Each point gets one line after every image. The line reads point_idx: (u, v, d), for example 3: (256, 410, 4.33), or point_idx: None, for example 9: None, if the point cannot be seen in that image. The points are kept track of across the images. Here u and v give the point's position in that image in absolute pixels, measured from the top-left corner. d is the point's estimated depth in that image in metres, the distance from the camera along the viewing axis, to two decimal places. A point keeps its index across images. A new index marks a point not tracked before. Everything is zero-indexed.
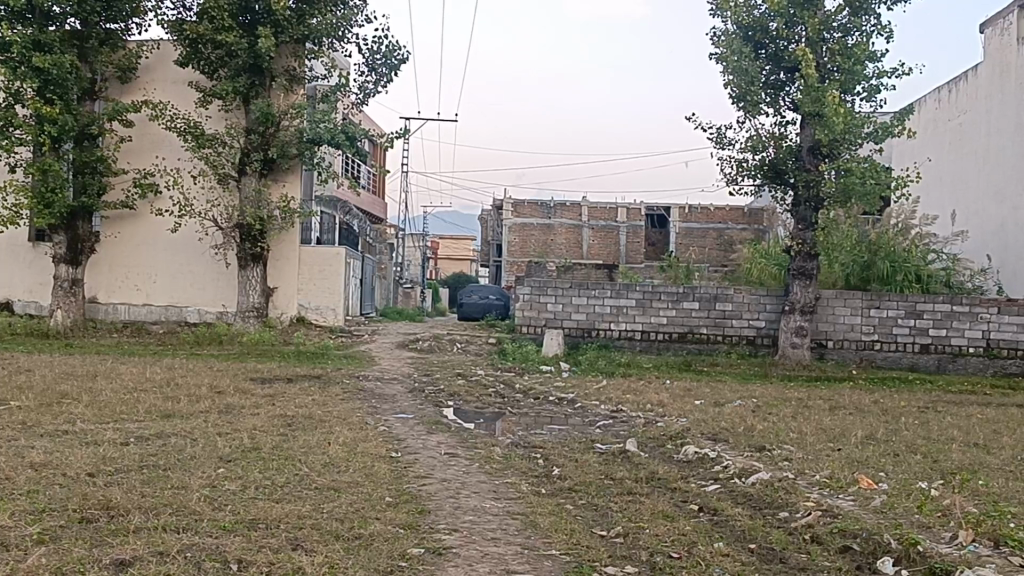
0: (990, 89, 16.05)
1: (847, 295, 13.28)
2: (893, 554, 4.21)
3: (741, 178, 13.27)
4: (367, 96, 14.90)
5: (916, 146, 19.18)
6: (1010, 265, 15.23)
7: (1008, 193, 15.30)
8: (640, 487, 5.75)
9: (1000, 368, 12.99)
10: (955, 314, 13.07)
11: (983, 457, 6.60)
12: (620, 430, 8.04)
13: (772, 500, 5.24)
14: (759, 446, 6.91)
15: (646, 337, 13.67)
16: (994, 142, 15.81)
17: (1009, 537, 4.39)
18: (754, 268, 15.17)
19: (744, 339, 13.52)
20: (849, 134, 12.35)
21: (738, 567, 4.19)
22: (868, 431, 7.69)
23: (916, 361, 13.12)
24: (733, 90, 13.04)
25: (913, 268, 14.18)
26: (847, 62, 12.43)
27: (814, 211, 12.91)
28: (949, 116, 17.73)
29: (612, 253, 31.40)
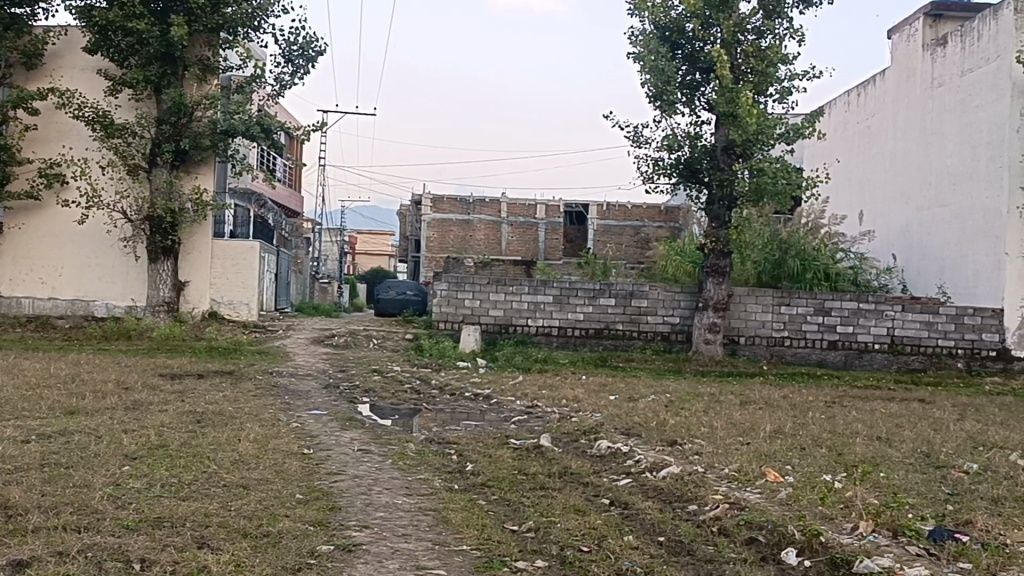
0: (896, 93, 16.53)
1: (759, 292, 13.52)
2: (797, 545, 4.31)
3: (656, 177, 13.41)
4: (284, 88, 14.68)
5: (826, 148, 19.66)
6: (914, 264, 15.70)
7: (913, 194, 15.78)
8: (552, 482, 5.78)
9: (904, 364, 13.34)
10: (862, 311, 13.41)
11: (885, 449, 6.80)
12: (534, 425, 8.07)
13: (682, 493, 5.31)
14: (671, 440, 7.01)
15: (563, 333, 13.73)
16: (901, 145, 16.27)
17: (907, 527, 4.53)
18: (669, 266, 15.38)
19: (659, 335, 13.69)
20: (762, 135, 12.61)
21: (647, 560, 4.24)
22: (776, 425, 7.86)
23: (824, 356, 13.46)
24: (649, 90, 13.19)
25: (822, 267, 14.52)
26: (760, 64, 12.67)
27: (727, 209, 13.14)
28: (857, 118, 18.20)
29: (530, 250, 31.52)
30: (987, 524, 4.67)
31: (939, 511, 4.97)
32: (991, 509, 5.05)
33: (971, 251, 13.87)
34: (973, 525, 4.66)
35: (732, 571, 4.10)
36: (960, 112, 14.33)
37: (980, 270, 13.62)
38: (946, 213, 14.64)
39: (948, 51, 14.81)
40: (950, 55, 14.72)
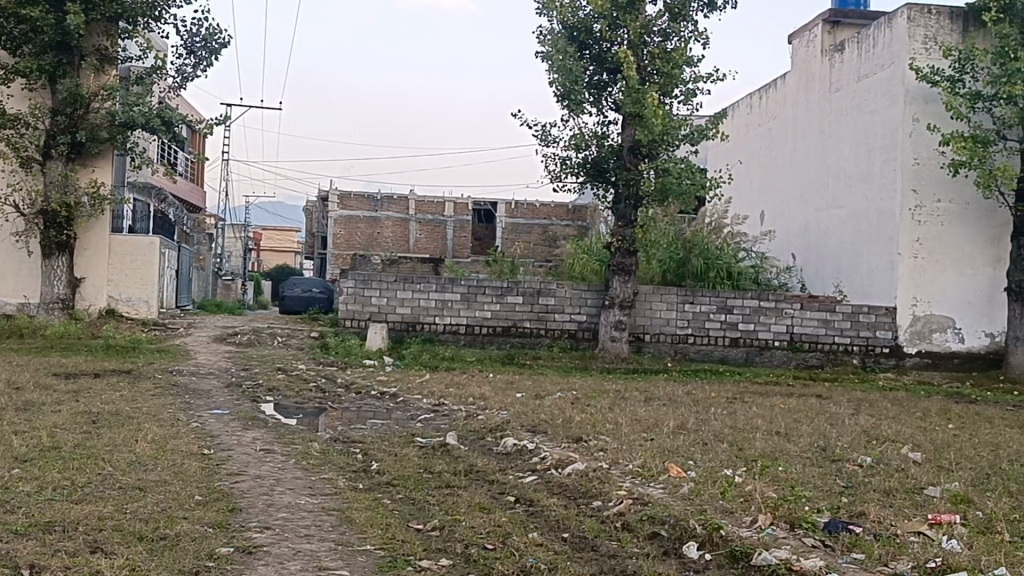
0: (796, 97, 16.95)
1: (664, 291, 13.72)
2: (698, 539, 4.38)
3: (564, 176, 13.47)
4: (186, 80, 14.33)
5: (729, 149, 20.06)
6: (812, 263, 16.12)
7: (812, 195, 16.19)
8: (458, 480, 5.77)
9: (803, 360, 13.72)
10: (763, 309, 13.73)
11: (784, 444, 6.98)
12: (441, 423, 8.05)
13: (587, 490, 5.35)
14: (576, 437, 7.06)
15: (471, 331, 13.73)
16: (800, 147, 16.69)
17: (804, 520, 4.64)
18: (576, 264, 15.49)
19: (566, 333, 13.80)
20: (667, 136, 12.81)
21: (551, 556, 4.25)
22: (679, 420, 7.99)
23: (726, 354, 13.74)
24: (557, 89, 13.26)
25: (725, 265, 14.78)
26: (665, 66, 12.88)
27: (633, 209, 13.30)
28: (759, 121, 18.63)
29: (439, 247, 31.49)
30: (879, 515, 4.81)
31: (835, 503, 5.11)
32: (883, 501, 5.21)
33: (867, 251, 14.27)
34: (867, 517, 4.80)
35: (636, 565, 4.14)
36: (857, 115, 14.76)
37: (875, 269, 14.02)
38: (843, 214, 15.05)
39: (846, 57, 15.24)
40: (847, 61, 15.16)
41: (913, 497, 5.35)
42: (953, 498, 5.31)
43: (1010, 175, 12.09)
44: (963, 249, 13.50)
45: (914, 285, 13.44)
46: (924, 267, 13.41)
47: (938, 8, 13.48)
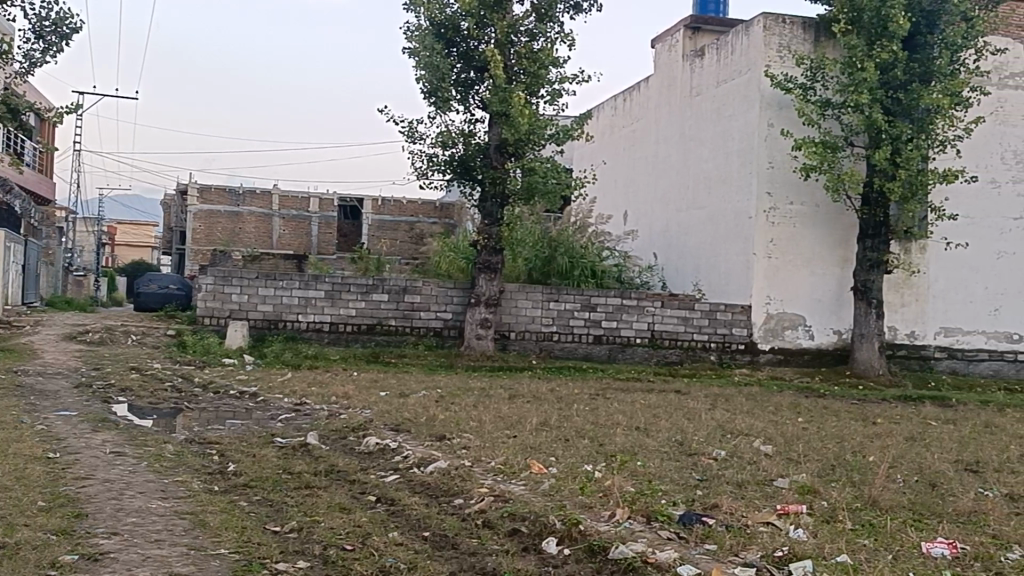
0: (659, 100, 17.35)
1: (529, 289, 13.84)
2: (557, 534, 4.43)
3: (430, 173, 13.41)
4: (34, 66, 13.63)
5: (594, 150, 20.38)
6: (673, 262, 16.53)
7: (673, 197, 16.60)
8: (317, 480, 5.67)
9: (663, 357, 14.03)
10: (625, 307, 13.98)
11: (642, 439, 7.12)
12: (302, 422, 7.91)
13: (448, 488, 5.35)
14: (439, 435, 7.03)
15: (335, 329, 13.53)
16: (662, 148, 17.11)
17: (659, 513, 4.75)
18: (443, 261, 15.48)
19: (431, 331, 13.77)
20: (533, 135, 12.95)
21: (411, 556, 4.23)
22: (542, 417, 8.07)
23: (589, 351, 13.94)
24: (424, 86, 13.19)
25: (589, 264, 15.02)
26: (532, 66, 13.00)
27: (499, 207, 13.38)
28: (622, 123, 18.99)
29: (303, 243, 30.98)
30: (731, 507, 4.96)
31: (689, 496, 5.25)
32: (735, 493, 5.39)
33: (724, 251, 14.74)
34: (720, 508, 4.95)
35: (496, 562, 4.14)
36: (716, 119, 15.22)
37: (731, 269, 14.49)
38: (702, 215, 15.50)
39: (705, 62, 15.68)
40: (707, 66, 15.60)
41: (763, 489, 5.55)
42: (800, 489, 5.53)
43: (856, 180, 12.70)
44: (813, 250, 14.11)
45: (768, 285, 13.95)
46: (778, 267, 13.95)
47: (792, 17, 14.04)
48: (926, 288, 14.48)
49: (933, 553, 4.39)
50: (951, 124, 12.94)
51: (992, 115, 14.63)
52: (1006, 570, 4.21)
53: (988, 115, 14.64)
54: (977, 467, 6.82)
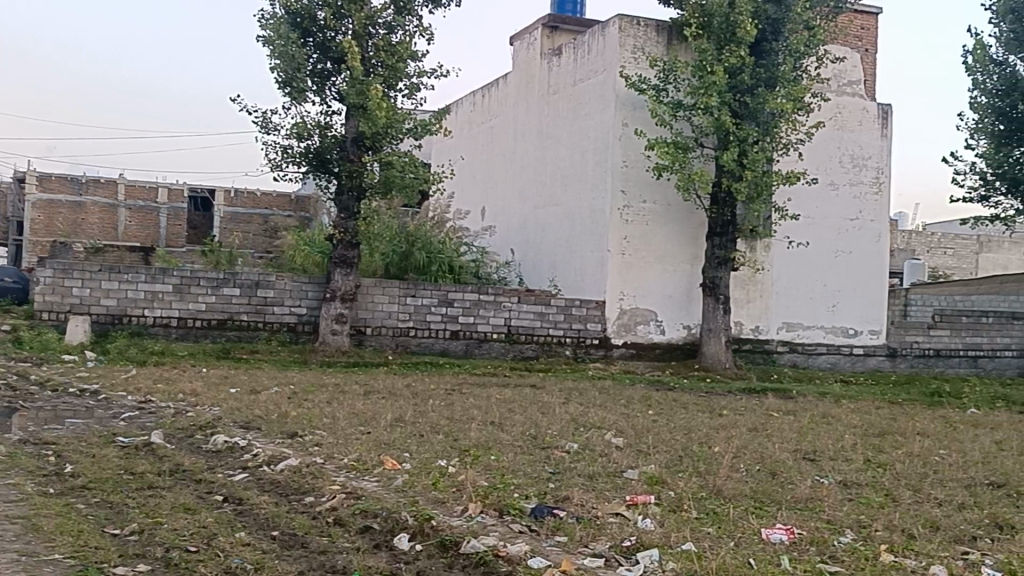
0: (517, 97, 17.47)
1: (385, 284, 13.67)
2: (409, 530, 4.41)
3: (285, 165, 13.13)
4: None
5: (453, 145, 20.37)
6: (530, 258, 16.68)
7: (530, 193, 16.77)
8: (161, 480, 5.48)
9: (519, 352, 14.06)
10: (482, 302, 13.96)
11: (497, 433, 7.15)
12: (146, 421, 7.60)
13: (299, 486, 5.23)
14: (291, 432, 6.90)
15: (183, 324, 13.09)
16: (520, 144, 17.26)
17: (512, 507, 4.78)
18: (297, 256, 15.21)
19: (284, 327, 13.49)
20: (391, 128, 12.87)
21: (258, 556, 4.13)
22: (397, 413, 8.00)
23: (446, 346, 13.86)
24: (278, 75, 12.89)
25: (446, 259, 14.99)
26: (390, 59, 12.91)
27: (356, 200, 13.22)
28: (481, 118, 19.06)
29: (150, 236, 29.90)
30: (582, 499, 5.04)
31: (541, 489, 5.31)
32: (586, 485, 5.48)
33: (579, 247, 14.98)
34: (571, 501, 5.02)
35: (346, 561, 4.08)
36: (572, 118, 15.45)
37: (586, 265, 14.75)
38: (558, 212, 15.70)
39: (562, 61, 15.90)
40: (564, 65, 15.80)
41: (613, 480, 5.66)
42: (649, 480, 5.67)
43: (705, 180, 13.13)
44: (664, 247, 14.49)
45: (621, 281, 14.27)
46: (631, 264, 14.28)
47: (646, 20, 14.37)
48: (770, 285, 15.08)
49: (772, 538, 4.57)
50: (794, 128, 13.52)
51: (832, 120, 15.33)
52: (839, 553, 4.43)
53: (828, 120, 15.33)
54: (814, 455, 7.14)
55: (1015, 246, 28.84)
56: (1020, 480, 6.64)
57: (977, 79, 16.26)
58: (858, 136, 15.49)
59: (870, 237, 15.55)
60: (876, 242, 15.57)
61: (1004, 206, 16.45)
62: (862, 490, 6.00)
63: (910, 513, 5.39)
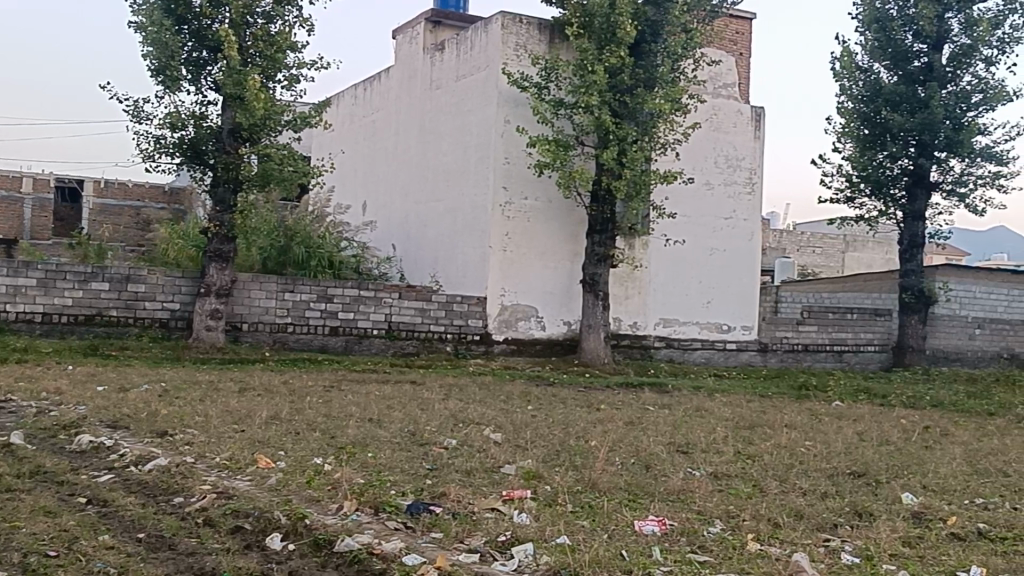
0: (399, 92, 17.36)
1: (263, 279, 13.34)
2: (282, 530, 4.33)
3: (158, 156, 12.73)
4: None
5: (334, 139, 20.10)
6: (411, 254, 16.59)
7: (412, 189, 16.68)
8: (21, 482, 5.24)
9: (399, 348, 13.97)
10: (362, 298, 13.82)
11: (374, 430, 7.09)
12: (5, 421, 7.26)
13: (168, 486, 5.08)
14: (161, 431, 6.69)
15: (49, 320, 12.56)
16: (402, 139, 17.14)
17: (387, 504, 4.74)
18: (171, 249, 14.77)
19: (157, 322, 13.09)
20: (269, 120, 12.63)
21: (122, 559, 3.99)
22: (272, 410, 7.86)
23: (325, 342, 13.65)
24: (151, 63, 12.49)
25: (326, 254, 14.80)
26: (268, 49, 12.67)
27: (232, 193, 12.92)
28: (362, 112, 18.86)
29: (13, 227, 28.59)
30: (459, 495, 5.04)
31: (418, 485, 5.29)
32: (463, 481, 5.49)
33: (461, 243, 14.98)
34: (447, 497, 5.01)
35: (215, 562, 3.99)
36: (454, 113, 15.43)
37: (468, 262, 14.76)
38: (440, 207, 15.67)
39: (445, 56, 15.86)
40: (447, 60, 15.78)
41: (490, 476, 5.68)
42: (525, 474, 5.71)
43: (586, 177, 13.30)
44: (544, 244, 14.64)
45: (503, 277, 14.34)
46: (512, 260, 14.37)
47: (528, 18, 14.47)
48: (647, 282, 15.38)
49: (644, 530, 4.66)
50: (671, 128, 13.82)
51: (708, 121, 15.73)
52: (708, 543, 4.54)
53: (704, 121, 15.71)
54: (687, 448, 7.32)
55: (878, 246, 30.19)
56: (878, 469, 6.95)
57: (844, 85, 16.93)
58: (732, 137, 15.93)
59: (743, 236, 16.01)
60: (748, 241, 16.06)
61: (868, 207, 17.14)
62: (731, 481, 6.18)
63: (776, 503, 5.58)
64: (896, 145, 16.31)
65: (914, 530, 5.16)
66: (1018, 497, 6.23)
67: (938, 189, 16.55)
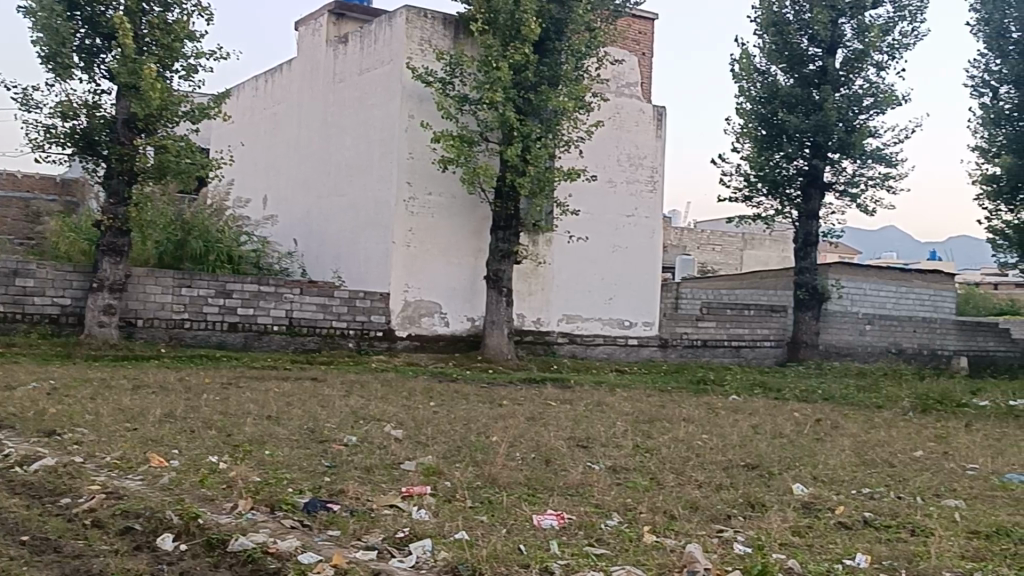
0: (301, 84, 17.11)
1: (158, 274, 12.95)
2: (174, 530, 4.24)
3: (47, 146, 12.30)
4: None
5: (234, 131, 19.70)
6: (313, 249, 16.38)
7: (314, 183, 16.47)
8: None
9: (300, 345, 13.75)
10: (262, 294, 13.55)
11: (272, 428, 6.99)
12: None
13: (54, 487, 4.92)
14: (48, 431, 6.46)
15: None
16: (305, 132, 16.90)
17: (284, 502, 4.68)
18: (62, 243, 14.29)
19: (46, 318, 12.62)
20: (165, 111, 12.33)
21: (3, 564, 3.84)
22: (166, 408, 7.67)
23: (223, 339, 13.34)
24: (41, 50, 12.06)
25: (225, 249, 14.50)
26: (165, 38, 12.36)
27: (127, 185, 12.57)
28: (263, 104, 18.52)
29: None
30: (357, 492, 5.01)
31: (316, 483, 5.23)
32: (362, 478, 5.45)
33: (363, 238, 14.87)
34: (346, 494, 4.97)
35: (104, 564, 3.88)
36: (358, 107, 15.28)
37: (370, 257, 14.65)
38: (343, 201, 15.52)
39: (348, 49, 15.70)
40: (350, 53, 15.61)
41: (390, 473, 5.65)
42: (425, 471, 5.70)
43: (490, 173, 13.33)
44: (448, 240, 14.65)
45: (406, 273, 14.29)
46: (415, 256, 14.33)
47: (432, 13, 14.43)
48: (550, 278, 15.48)
49: (543, 524, 4.69)
50: (574, 126, 13.95)
51: (610, 120, 15.91)
52: (605, 536, 4.60)
53: (607, 119, 15.89)
54: (586, 442, 7.39)
55: (775, 244, 31.02)
56: (771, 461, 7.14)
57: (743, 87, 17.32)
58: (634, 136, 16.15)
59: (644, 233, 16.26)
60: (649, 238, 16.31)
61: (765, 206, 17.58)
62: (630, 475, 6.27)
63: (673, 495, 5.68)
64: (791, 146, 16.75)
65: (804, 520, 5.31)
66: (903, 487, 6.47)
67: (831, 189, 17.05)
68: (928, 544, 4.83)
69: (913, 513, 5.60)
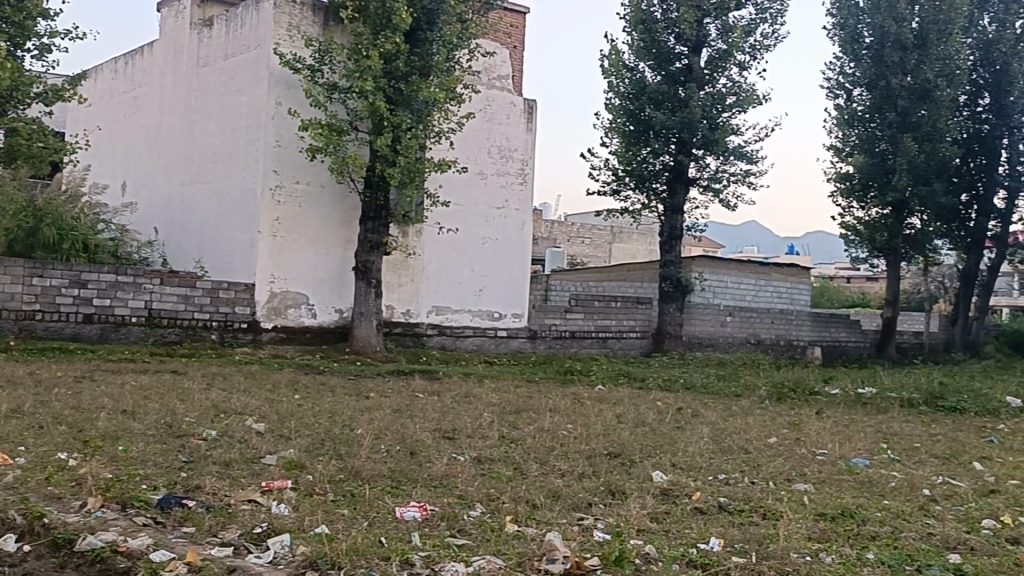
0: (163, 68, 16.55)
1: (7, 263, 12.27)
2: (17, 530, 4.06)
3: None
4: None
5: (91, 114, 18.91)
6: (175, 237, 15.91)
7: (176, 170, 15.98)
8: None
9: (161, 336, 13.27)
10: (119, 284, 13.02)
11: (127, 423, 6.76)
12: None
13: None
14: None
15: None
16: (167, 117, 16.36)
17: (137, 499, 4.54)
18: None
19: None
20: (16, 92, 11.76)
21: None
22: (14, 403, 7.33)
23: (78, 331, 12.79)
24: None
25: (80, 237, 13.90)
26: (16, 15, 11.78)
27: None
28: (123, 88, 17.85)
29: None
30: (214, 487, 4.90)
31: (172, 478, 5.09)
32: (220, 473, 5.33)
33: (228, 227, 14.53)
34: (202, 490, 4.86)
35: None
36: (223, 93, 14.88)
37: (235, 247, 14.33)
38: (206, 189, 15.12)
39: (213, 33, 15.26)
40: (215, 37, 15.19)
41: (250, 467, 5.55)
42: (287, 464, 5.62)
43: (359, 164, 13.20)
44: (315, 230, 14.46)
45: (272, 263, 14.04)
46: (281, 247, 14.09)
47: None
48: (420, 270, 15.43)
49: (405, 517, 4.69)
50: (444, 117, 13.94)
51: (481, 112, 15.94)
52: (466, 527, 4.63)
53: (478, 112, 15.92)
54: (452, 434, 7.42)
55: (641, 238, 31.77)
56: (633, 449, 7.31)
57: (612, 83, 17.60)
58: (505, 129, 16.24)
59: (513, 226, 16.40)
60: (518, 230, 16.47)
61: (632, 200, 17.94)
62: (495, 466, 6.31)
63: (536, 484, 5.76)
64: (658, 141, 17.13)
65: (662, 506, 5.46)
66: (756, 473, 6.72)
67: (695, 184, 17.52)
68: (777, 526, 5.03)
69: (765, 497, 5.82)
